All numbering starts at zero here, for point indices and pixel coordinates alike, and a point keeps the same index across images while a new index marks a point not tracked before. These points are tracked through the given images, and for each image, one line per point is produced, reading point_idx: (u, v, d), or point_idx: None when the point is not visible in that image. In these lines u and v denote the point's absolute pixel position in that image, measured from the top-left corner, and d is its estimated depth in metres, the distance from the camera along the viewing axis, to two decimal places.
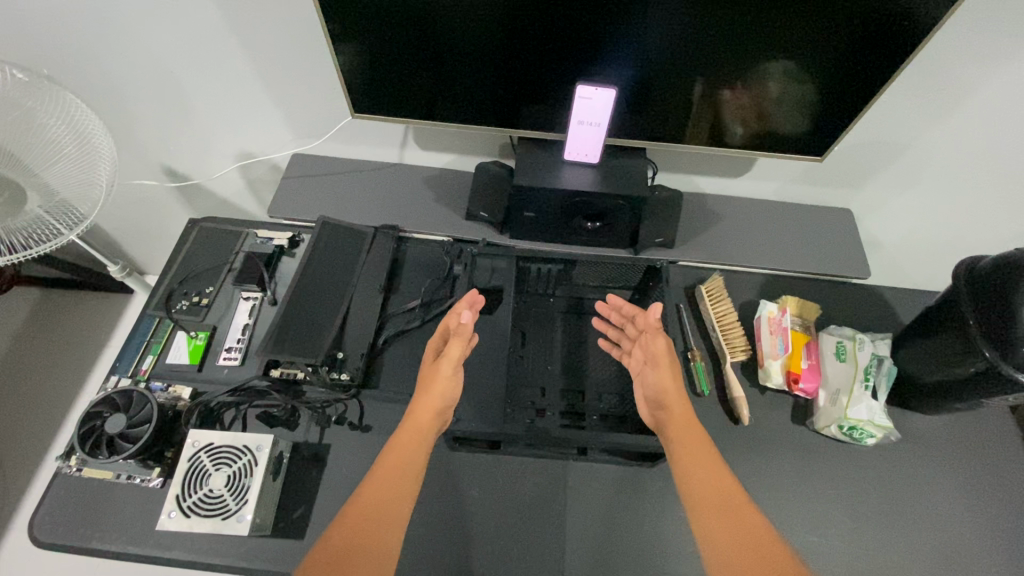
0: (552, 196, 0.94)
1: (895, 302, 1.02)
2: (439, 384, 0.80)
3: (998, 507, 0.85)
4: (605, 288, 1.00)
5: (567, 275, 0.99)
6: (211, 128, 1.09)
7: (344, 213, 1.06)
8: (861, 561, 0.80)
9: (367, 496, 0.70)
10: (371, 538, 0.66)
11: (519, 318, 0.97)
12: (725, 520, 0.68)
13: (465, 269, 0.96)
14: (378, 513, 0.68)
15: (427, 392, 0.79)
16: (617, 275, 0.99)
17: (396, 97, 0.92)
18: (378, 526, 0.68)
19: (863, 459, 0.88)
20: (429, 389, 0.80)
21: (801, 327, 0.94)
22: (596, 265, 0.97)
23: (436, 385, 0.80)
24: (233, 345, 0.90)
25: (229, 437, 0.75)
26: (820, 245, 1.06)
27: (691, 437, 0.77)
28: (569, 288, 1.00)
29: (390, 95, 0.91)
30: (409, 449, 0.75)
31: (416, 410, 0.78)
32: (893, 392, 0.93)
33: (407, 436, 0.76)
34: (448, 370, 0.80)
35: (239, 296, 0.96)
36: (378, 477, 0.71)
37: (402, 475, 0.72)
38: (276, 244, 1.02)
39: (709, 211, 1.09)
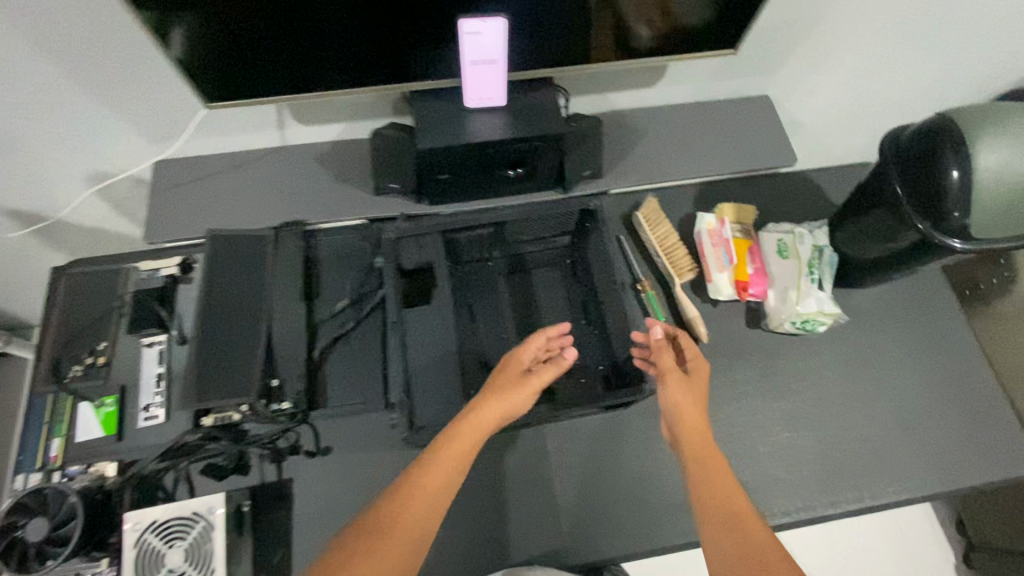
0: (462, 150, 0.84)
1: (825, 186, 1.02)
2: (517, 395, 0.73)
3: (938, 360, 0.90)
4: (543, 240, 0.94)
5: (499, 235, 0.92)
6: (42, 155, 0.90)
7: (235, 220, 0.92)
8: (829, 443, 0.85)
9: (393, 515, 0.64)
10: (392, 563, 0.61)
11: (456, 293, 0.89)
12: (727, 524, 0.66)
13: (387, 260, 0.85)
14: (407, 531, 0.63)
15: (502, 398, 0.73)
16: (549, 225, 0.93)
17: (250, 73, 0.76)
18: (396, 547, 0.62)
19: (818, 349, 0.90)
20: (503, 394, 0.73)
21: (743, 233, 0.93)
22: (527, 220, 0.92)
23: (515, 395, 0.74)
24: (151, 401, 0.80)
25: (174, 507, 0.67)
26: (745, 142, 1.02)
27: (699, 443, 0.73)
28: (506, 245, 0.93)
29: (241, 71, 0.76)
30: (462, 454, 0.69)
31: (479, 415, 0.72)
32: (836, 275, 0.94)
33: (461, 441, 0.69)
34: (530, 390, 0.74)
35: (141, 344, 0.84)
36: (415, 488, 0.66)
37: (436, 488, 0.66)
38: (166, 275, 0.88)
39: (631, 129, 1.02)
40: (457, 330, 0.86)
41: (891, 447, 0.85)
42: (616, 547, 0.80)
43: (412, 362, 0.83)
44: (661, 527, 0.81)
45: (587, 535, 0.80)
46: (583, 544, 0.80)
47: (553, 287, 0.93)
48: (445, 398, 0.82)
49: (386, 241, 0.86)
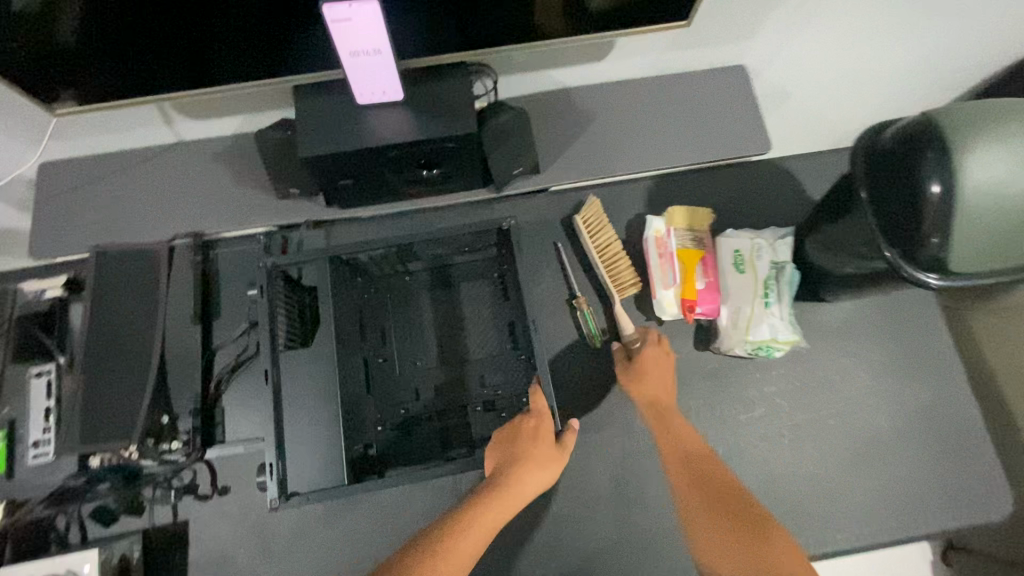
0: (356, 155, 0.71)
1: (800, 179, 0.88)
2: (556, 463, 0.62)
3: (915, 389, 0.79)
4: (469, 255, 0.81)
5: (406, 254, 0.78)
6: None
7: (128, 233, 0.84)
8: (777, 484, 0.76)
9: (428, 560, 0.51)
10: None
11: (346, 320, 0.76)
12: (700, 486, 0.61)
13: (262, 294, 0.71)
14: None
15: (546, 466, 0.61)
16: (465, 242, 0.78)
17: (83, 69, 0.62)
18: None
19: (774, 374, 0.79)
20: (544, 463, 0.61)
21: (693, 242, 0.80)
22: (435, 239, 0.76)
23: (551, 464, 0.62)
24: (40, 438, 0.74)
25: (46, 564, 0.64)
26: (713, 126, 0.87)
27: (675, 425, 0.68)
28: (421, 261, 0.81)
29: (69, 70, 0.62)
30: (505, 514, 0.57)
31: (514, 487, 0.59)
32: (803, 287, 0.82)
33: (491, 514, 0.56)
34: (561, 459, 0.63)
35: (27, 375, 0.77)
36: (462, 526, 0.54)
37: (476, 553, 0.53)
38: (51, 297, 0.80)
39: (577, 113, 0.87)
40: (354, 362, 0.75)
41: (846, 487, 0.76)
42: None
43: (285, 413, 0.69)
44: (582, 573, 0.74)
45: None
46: None
47: (481, 301, 0.83)
48: (327, 450, 0.72)
49: (262, 274, 0.72)
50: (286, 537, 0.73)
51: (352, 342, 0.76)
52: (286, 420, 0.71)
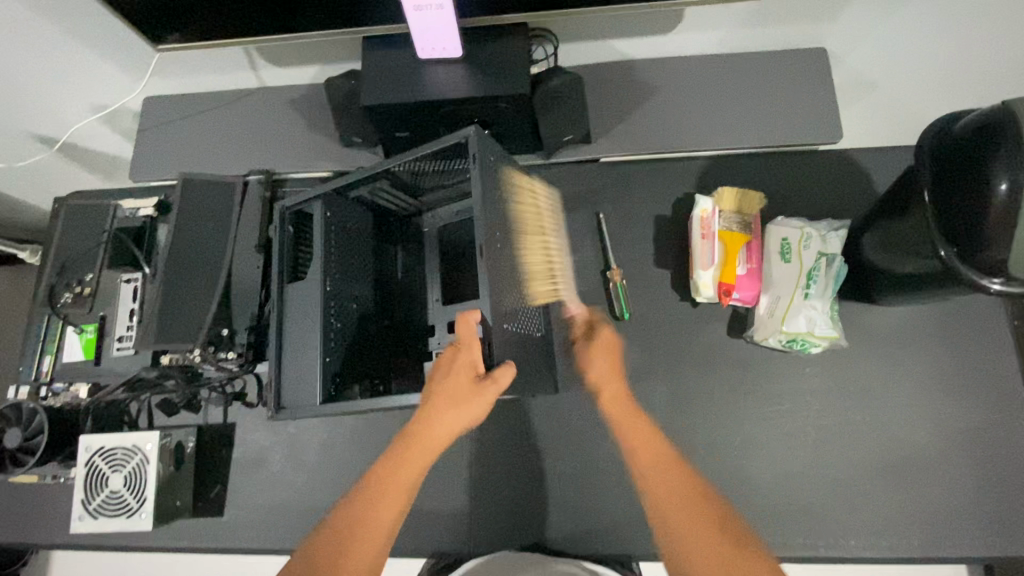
0: (414, 108, 0.74)
1: (871, 172, 0.82)
2: (469, 410, 0.60)
3: (969, 408, 0.73)
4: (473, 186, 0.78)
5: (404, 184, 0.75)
6: (30, 94, 0.92)
7: (209, 165, 0.93)
8: (795, 482, 0.73)
9: (346, 538, 0.57)
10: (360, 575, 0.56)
11: (351, 256, 0.75)
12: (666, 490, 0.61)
13: (275, 230, 0.74)
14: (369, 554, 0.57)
15: (449, 414, 0.60)
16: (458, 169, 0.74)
17: (183, 8, 0.70)
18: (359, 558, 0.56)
19: (808, 370, 0.76)
20: (450, 411, 0.60)
21: (739, 225, 0.78)
22: (428, 166, 0.73)
23: (465, 411, 0.60)
24: (124, 334, 0.86)
25: (118, 438, 0.74)
26: (778, 110, 0.83)
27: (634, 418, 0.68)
28: (437, 190, 0.79)
29: (171, 9, 0.70)
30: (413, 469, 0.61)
31: (426, 434, 0.61)
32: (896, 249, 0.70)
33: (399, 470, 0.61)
34: (477, 409, 0.60)
35: (119, 280, 0.89)
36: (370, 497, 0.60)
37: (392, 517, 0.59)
38: (144, 216, 0.91)
39: (636, 85, 0.86)
40: (366, 293, 0.77)
41: (871, 497, 0.72)
42: (529, 544, 0.77)
43: (285, 331, 0.71)
44: (581, 535, 0.76)
45: (502, 526, 0.78)
46: (496, 536, 0.77)
47: None
48: (312, 369, 0.69)
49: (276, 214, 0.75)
50: (315, 453, 0.81)
51: (365, 280, 0.77)
52: (287, 342, 0.71)
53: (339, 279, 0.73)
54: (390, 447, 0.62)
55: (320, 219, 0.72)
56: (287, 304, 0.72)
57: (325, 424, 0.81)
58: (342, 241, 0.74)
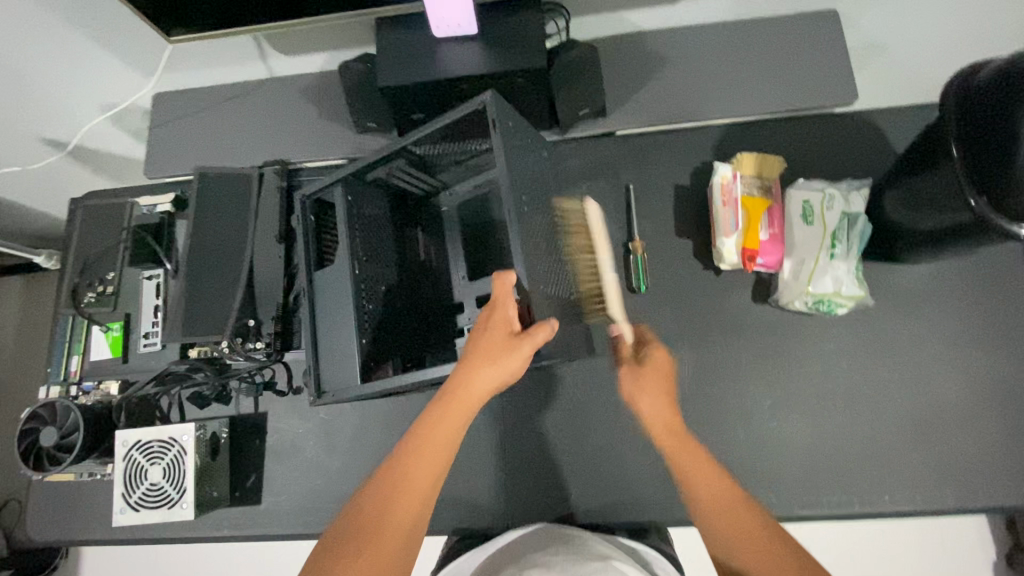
0: (432, 87, 0.74)
1: (888, 132, 0.82)
2: (506, 364, 0.59)
3: (995, 359, 0.74)
4: (487, 156, 0.77)
5: (420, 161, 0.75)
6: (39, 98, 0.91)
7: (225, 158, 0.92)
8: (827, 441, 0.74)
9: (387, 495, 0.56)
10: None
11: (377, 240, 0.76)
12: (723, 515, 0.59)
13: (296, 219, 0.74)
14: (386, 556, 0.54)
15: (486, 368, 0.59)
16: (473, 140, 0.73)
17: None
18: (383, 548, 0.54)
19: (834, 332, 0.77)
20: (485, 365, 0.59)
21: (760, 191, 0.78)
22: (442, 142, 0.72)
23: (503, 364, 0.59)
24: (150, 330, 0.87)
25: (154, 431, 0.74)
26: (792, 74, 0.83)
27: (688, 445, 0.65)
28: (454, 167, 0.78)
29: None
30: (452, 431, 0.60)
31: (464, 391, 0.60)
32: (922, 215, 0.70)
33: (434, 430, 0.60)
34: (513, 363, 0.59)
35: (141, 277, 0.89)
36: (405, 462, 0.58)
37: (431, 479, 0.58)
38: (162, 211, 0.91)
39: (648, 57, 0.85)
40: (394, 276, 0.77)
41: (903, 451, 0.73)
42: (565, 516, 0.78)
43: (320, 316, 0.72)
44: (618, 505, 0.77)
45: (537, 499, 0.79)
46: (532, 511, 0.78)
47: None
48: (351, 352, 0.69)
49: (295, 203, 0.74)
50: (349, 437, 0.81)
51: (391, 261, 0.77)
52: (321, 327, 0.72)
53: (366, 262, 0.73)
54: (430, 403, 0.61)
55: (342, 205, 0.72)
56: (318, 293, 0.72)
57: (356, 408, 0.82)
58: (365, 226, 0.74)
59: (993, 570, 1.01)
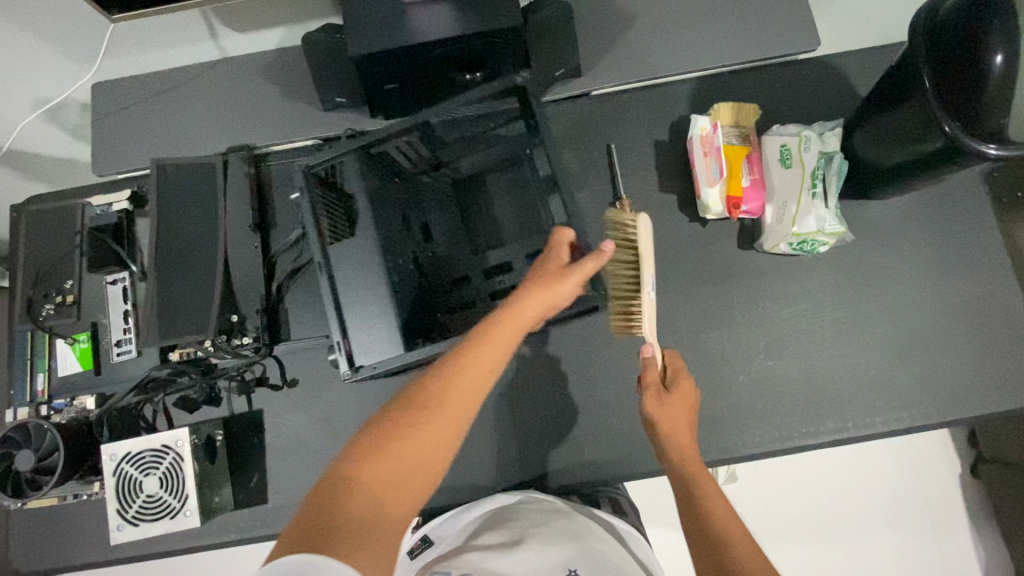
0: (404, 54, 0.71)
1: (850, 73, 0.85)
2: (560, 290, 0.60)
3: (963, 280, 0.79)
4: (490, 133, 0.79)
5: (429, 138, 0.77)
6: None
7: (183, 147, 0.87)
8: (820, 373, 0.78)
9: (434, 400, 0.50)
10: (394, 503, 0.46)
11: (386, 212, 0.77)
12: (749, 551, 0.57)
13: (301, 194, 0.74)
14: (415, 463, 0.47)
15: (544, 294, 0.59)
16: (485, 116, 0.77)
17: None
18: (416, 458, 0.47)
19: (818, 269, 0.80)
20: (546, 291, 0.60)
21: (739, 139, 0.80)
22: (453, 117, 0.76)
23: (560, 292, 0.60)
24: (122, 337, 0.81)
25: (144, 440, 0.70)
26: (758, 21, 0.84)
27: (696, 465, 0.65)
28: (458, 145, 0.80)
29: None
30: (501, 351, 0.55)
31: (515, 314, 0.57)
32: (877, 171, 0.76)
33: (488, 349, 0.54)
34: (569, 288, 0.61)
35: (104, 282, 0.83)
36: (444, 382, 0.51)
37: (476, 390, 0.51)
38: (118, 210, 0.84)
39: (617, 12, 0.85)
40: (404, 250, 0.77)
41: (888, 374, 0.77)
42: (580, 474, 0.79)
43: (341, 289, 0.74)
44: (629, 458, 0.78)
45: (550, 461, 0.80)
46: (547, 474, 0.79)
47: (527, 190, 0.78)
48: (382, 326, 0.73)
49: (298, 175, 0.75)
50: (353, 423, 0.79)
51: (398, 236, 0.77)
52: (344, 303, 0.73)
53: (383, 232, 0.76)
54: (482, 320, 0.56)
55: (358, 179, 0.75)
56: (336, 264, 0.74)
57: (357, 392, 0.80)
58: (378, 197, 0.77)
59: (958, 480, 1.10)
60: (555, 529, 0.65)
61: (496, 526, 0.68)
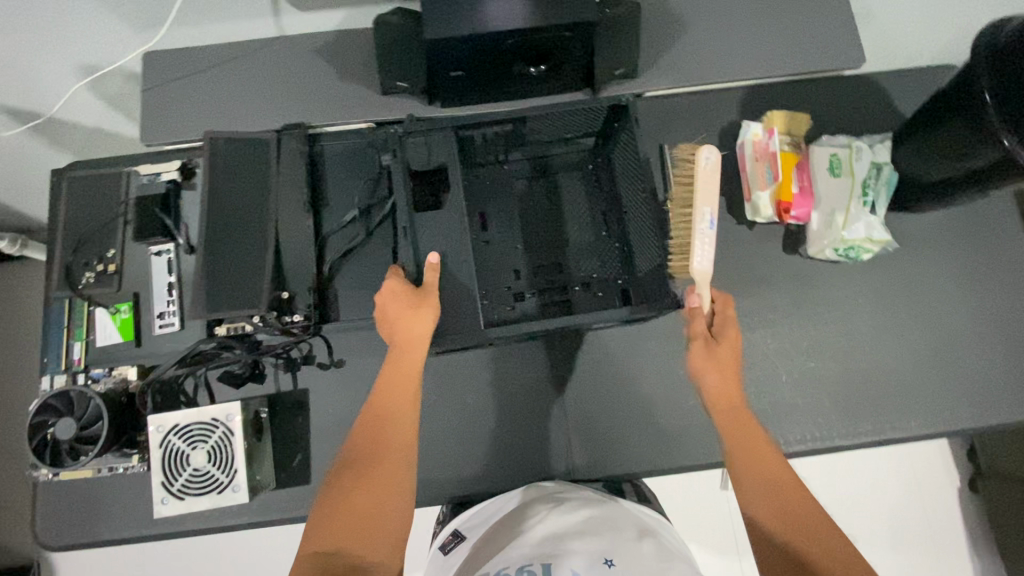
0: (477, 42, 0.72)
1: (891, 92, 0.89)
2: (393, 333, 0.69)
3: (992, 295, 0.83)
4: (568, 140, 0.85)
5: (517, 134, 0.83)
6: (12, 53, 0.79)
7: (237, 122, 0.86)
8: (858, 377, 0.80)
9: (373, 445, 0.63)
10: (370, 547, 0.56)
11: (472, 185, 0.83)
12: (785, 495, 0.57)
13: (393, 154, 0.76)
14: (377, 504, 0.58)
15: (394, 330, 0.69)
16: (575, 124, 0.82)
17: None
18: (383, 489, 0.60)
19: (858, 277, 0.83)
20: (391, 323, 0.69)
21: (790, 147, 0.83)
22: (547, 117, 0.80)
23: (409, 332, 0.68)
24: (165, 309, 0.79)
25: (194, 413, 0.69)
26: (810, 35, 0.87)
27: (775, 461, 0.61)
28: (537, 146, 0.86)
29: None
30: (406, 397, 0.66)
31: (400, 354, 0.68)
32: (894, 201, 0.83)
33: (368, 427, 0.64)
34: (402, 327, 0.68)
35: (148, 252, 0.82)
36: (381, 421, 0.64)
37: (407, 413, 0.66)
38: (166, 180, 0.83)
39: (676, 18, 0.87)
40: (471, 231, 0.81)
41: (922, 381, 0.80)
42: (623, 467, 0.80)
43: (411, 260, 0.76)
44: (670, 451, 0.80)
45: (593, 453, 0.80)
46: (590, 465, 0.80)
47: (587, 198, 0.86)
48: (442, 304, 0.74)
49: (393, 138, 0.77)
50: None
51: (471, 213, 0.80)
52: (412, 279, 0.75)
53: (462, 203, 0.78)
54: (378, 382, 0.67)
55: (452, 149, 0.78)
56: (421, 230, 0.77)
57: None
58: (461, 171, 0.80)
59: (960, 493, 1.13)
60: (584, 509, 0.62)
61: (518, 521, 0.64)
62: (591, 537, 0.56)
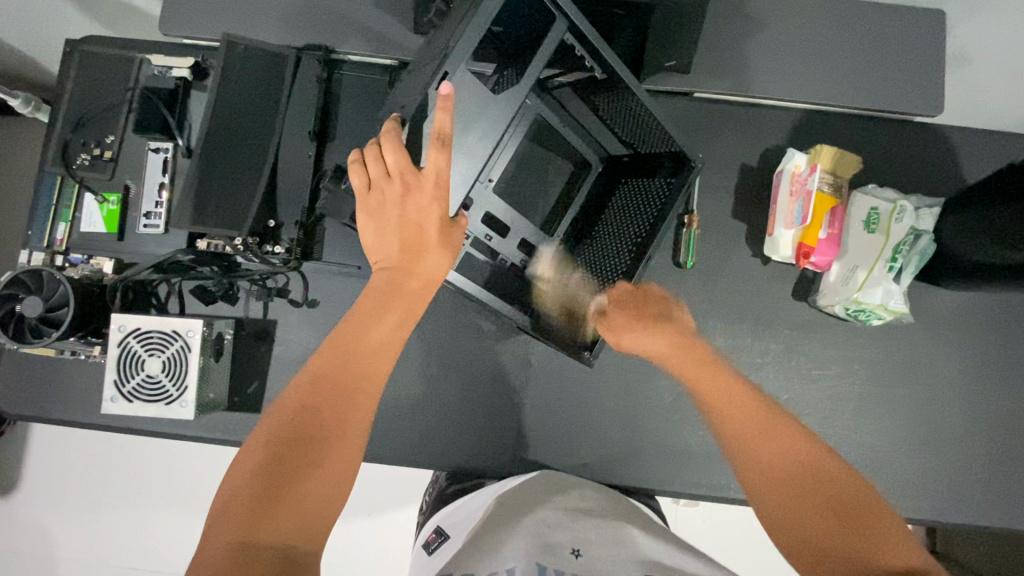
0: None
1: (959, 152, 0.80)
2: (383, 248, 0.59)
3: (996, 391, 0.77)
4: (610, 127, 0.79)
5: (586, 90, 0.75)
6: None
7: (257, 30, 0.81)
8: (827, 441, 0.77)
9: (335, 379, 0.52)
10: (319, 518, 0.47)
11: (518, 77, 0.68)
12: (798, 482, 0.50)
13: None
14: (334, 475, 0.49)
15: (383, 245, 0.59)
16: (637, 129, 0.75)
17: None
18: (341, 456, 0.49)
19: (860, 341, 0.78)
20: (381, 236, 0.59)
21: (830, 188, 0.75)
22: (616, 104, 0.74)
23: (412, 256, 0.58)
24: (152, 210, 0.78)
25: (157, 321, 0.68)
26: (889, 69, 0.78)
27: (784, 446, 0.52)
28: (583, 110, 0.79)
29: None
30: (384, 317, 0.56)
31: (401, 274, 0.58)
32: (922, 268, 0.77)
33: (335, 362, 0.53)
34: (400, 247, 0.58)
35: (146, 147, 0.79)
36: (354, 342, 0.54)
37: (391, 341, 0.56)
38: (176, 77, 0.79)
39: (747, 16, 0.78)
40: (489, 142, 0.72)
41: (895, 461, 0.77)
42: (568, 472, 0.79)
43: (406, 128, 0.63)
44: (619, 467, 0.78)
45: (543, 451, 0.79)
46: (536, 461, 0.79)
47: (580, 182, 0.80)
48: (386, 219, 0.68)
49: None
50: None
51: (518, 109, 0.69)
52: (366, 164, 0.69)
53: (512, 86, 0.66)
54: (361, 298, 0.57)
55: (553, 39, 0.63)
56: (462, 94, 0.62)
57: None
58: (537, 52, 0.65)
59: None
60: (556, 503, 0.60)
61: (498, 506, 0.61)
62: (556, 530, 0.54)
